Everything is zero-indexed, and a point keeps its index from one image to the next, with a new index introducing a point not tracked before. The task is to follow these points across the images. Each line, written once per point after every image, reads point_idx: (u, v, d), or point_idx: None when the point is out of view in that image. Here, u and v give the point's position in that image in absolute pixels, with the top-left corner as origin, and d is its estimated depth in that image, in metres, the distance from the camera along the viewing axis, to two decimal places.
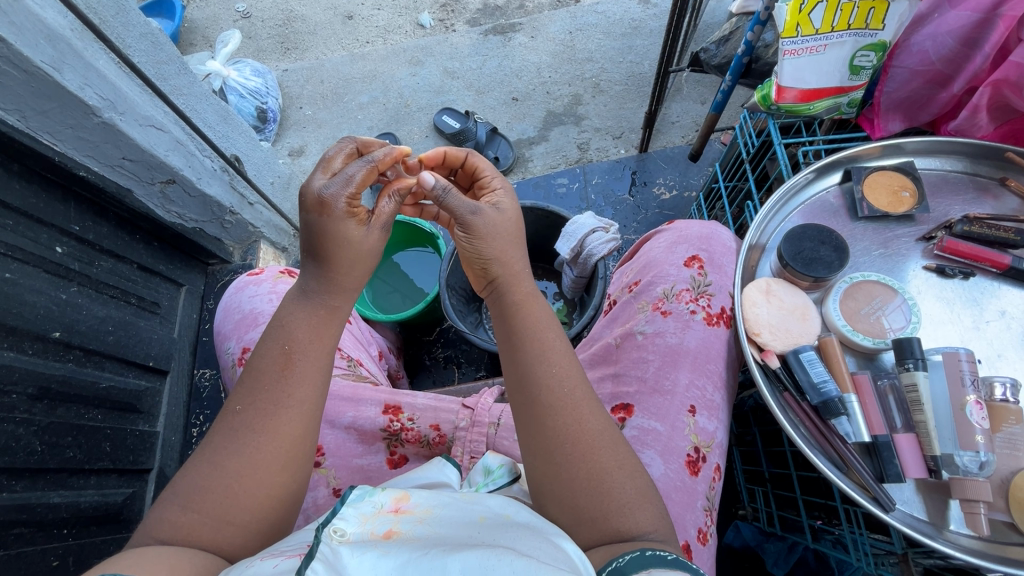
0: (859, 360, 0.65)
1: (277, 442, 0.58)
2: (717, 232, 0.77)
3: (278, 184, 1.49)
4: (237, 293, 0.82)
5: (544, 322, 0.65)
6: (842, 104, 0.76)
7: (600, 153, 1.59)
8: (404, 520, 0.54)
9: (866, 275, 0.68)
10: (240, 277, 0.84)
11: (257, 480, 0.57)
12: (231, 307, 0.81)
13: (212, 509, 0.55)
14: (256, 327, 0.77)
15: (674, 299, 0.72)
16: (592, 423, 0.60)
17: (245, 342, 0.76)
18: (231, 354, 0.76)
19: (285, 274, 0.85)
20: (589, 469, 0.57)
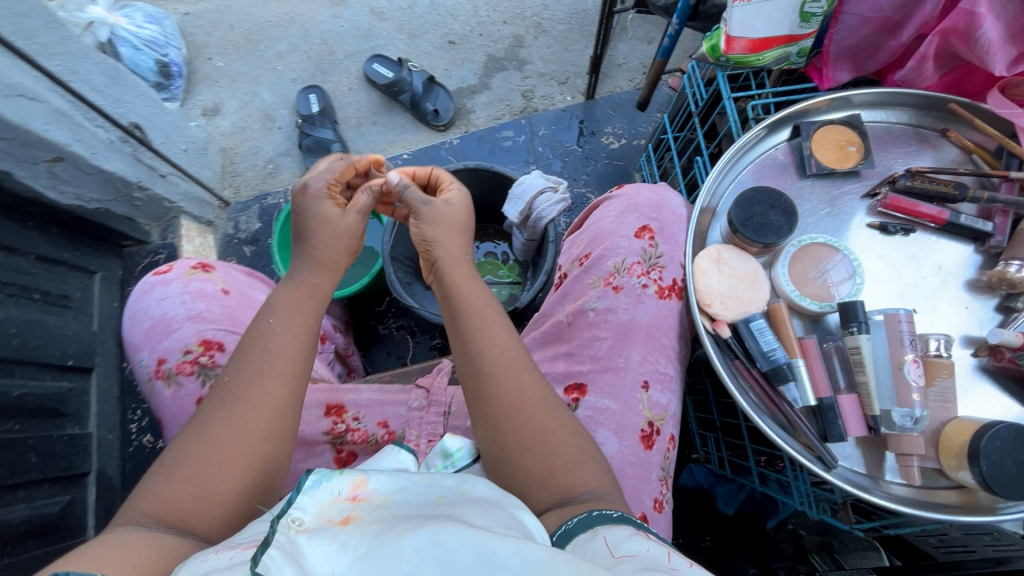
0: (806, 324, 0.66)
1: (259, 407, 0.56)
2: (668, 199, 0.75)
3: (192, 150, 1.34)
4: (144, 296, 0.75)
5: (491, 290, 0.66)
6: (791, 55, 0.73)
7: (545, 101, 1.51)
8: (364, 509, 0.49)
9: (814, 237, 0.68)
10: (144, 278, 0.77)
11: (240, 450, 0.54)
12: (138, 313, 0.74)
13: (195, 478, 0.52)
14: (171, 335, 0.71)
15: (625, 272, 0.70)
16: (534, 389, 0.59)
17: (161, 353, 0.71)
18: (146, 366, 0.71)
19: (199, 270, 0.78)
20: (530, 431, 0.57)
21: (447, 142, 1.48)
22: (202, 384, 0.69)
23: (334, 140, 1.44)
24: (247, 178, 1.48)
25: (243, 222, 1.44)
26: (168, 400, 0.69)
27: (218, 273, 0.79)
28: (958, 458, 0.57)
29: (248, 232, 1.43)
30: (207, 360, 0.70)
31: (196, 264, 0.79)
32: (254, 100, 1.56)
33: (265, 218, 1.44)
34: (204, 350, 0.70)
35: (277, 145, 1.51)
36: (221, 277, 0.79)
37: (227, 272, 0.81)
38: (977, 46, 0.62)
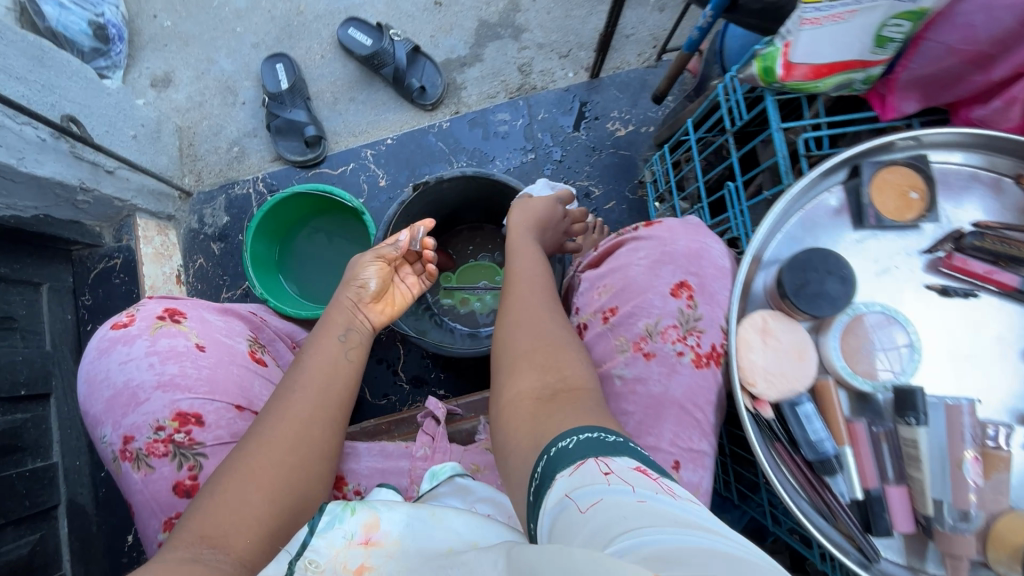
0: (852, 403, 0.60)
1: (300, 423, 0.61)
2: (708, 248, 0.66)
3: (141, 136, 1.18)
4: (101, 357, 0.61)
5: (528, 291, 0.71)
6: (855, 82, 0.62)
7: (545, 78, 1.35)
8: (377, 555, 0.46)
9: (870, 306, 0.61)
10: (99, 332, 0.63)
11: (282, 452, 0.58)
12: (96, 380, 0.60)
13: (240, 482, 0.55)
14: (138, 408, 0.58)
15: (659, 338, 0.62)
16: (562, 355, 0.62)
17: (127, 431, 0.58)
18: (110, 445, 0.59)
19: (166, 321, 0.64)
20: (554, 382, 0.59)
21: (436, 125, 1.32)
22: (179, 467, 0.58)
23: (308, 122, 1.27)
24: (209, 163, 1.32)
25: (208, 215, 1.29)
26: (140, 485, 0.58)
27: (190, 324, 0.65)
28: (1010, 557, 0.52)
29: (215, 227, 1.28)
30: (183, 438, 0.58)
31: (163, 311, 0.65)
32: (212, 70, 1.36)
33: (234, 211, 1.29)
34: (180, 426, 0.58)
35: (241, 124, 1.34)
36: (194, 327, 0.66)
37: (200, 319, 0.67)
38: None
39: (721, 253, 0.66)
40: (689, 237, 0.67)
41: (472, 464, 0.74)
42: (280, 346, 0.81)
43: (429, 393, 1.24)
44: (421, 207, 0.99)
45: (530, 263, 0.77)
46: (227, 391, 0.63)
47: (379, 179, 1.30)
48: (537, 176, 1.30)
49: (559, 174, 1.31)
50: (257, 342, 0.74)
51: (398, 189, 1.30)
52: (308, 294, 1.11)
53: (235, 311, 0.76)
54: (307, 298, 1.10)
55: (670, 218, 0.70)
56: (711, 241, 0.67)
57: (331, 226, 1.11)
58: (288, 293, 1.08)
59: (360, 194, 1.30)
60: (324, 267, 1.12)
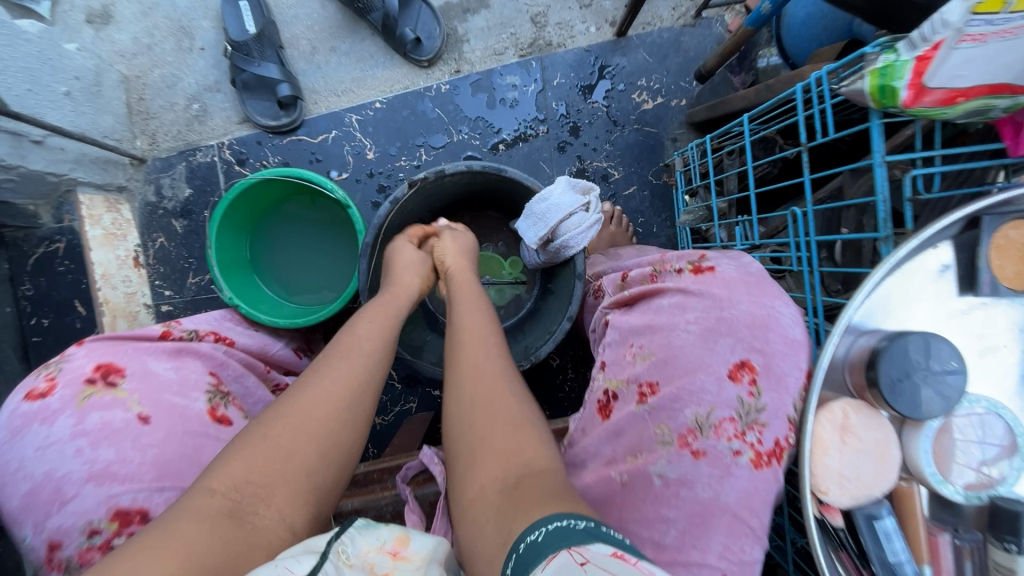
0: (933, 506, 0.50)
1: (331, 397, 0.58)
2: (776, 316, 0.52)
3: (76, 93, 0.97)
4: (13, 440, 0.48)
5: (485, 359, 0.66)
6: (997, 109, 0.48)
7: (562, 32, 1.14)
8: (403, 569, 0.44)
9: (974, 402, 0.50)
10: (14, 403, 0.51)
11: (309, 432, 0.55)
12: (6, 470, 0.48)
13: (266, 454, 0.53)
14: (64, 508, 0.46)
15: (711, 434, 0.49)
16: (521, 435, 0.57)
17: (51, 534, 0.46)
18: (33, 550, 0.47)
19: (98, 385, 0.52)
20: (517, 467, 0.54)
21: (432, 86, 1.13)
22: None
23: (281, 79, 1.07)
24: (164, 123, 1.12)
25: (167, 186, 1.11)
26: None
27: (129, 386, 0.53)
28: None
29: (176, 201, 1.11)
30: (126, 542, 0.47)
31: (93, 370, 0.53)
32: (160, 3, 1.12)
33: (197, 181, 1.11)
34: (121, 527, 0.47)
35: (201, 75, 1.12)
36: (135, 390, 0.53)
37: (143, 375, 0.55)
38: None
39: (792, 321, 0.52)
40: (752, 298, 0.54)
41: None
42: (248, 382, 0.69)
43: (422, 394, 1.15)
44: (416, 201, 0.84)
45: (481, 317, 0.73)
46: (179, 474, 0.51)
47: (366, 151, 1.12)
48: (550, 154, 1.13)
49: (573, 152, 1.14)
50: (220, 389, 0.62)
51: (387, 162, 1.12)
52: (287, 294, 0.98)
53: (190, 351, 0.63)
54: (287, 299, 0.97)
55: (726, 262, 0.58)
56: (779, 301, 0.53)
57: (305, 210, 0.97)
58: (268, 297, 0.95)
59: (344, 166, 1.12)
60: (302, 260, 0.99)
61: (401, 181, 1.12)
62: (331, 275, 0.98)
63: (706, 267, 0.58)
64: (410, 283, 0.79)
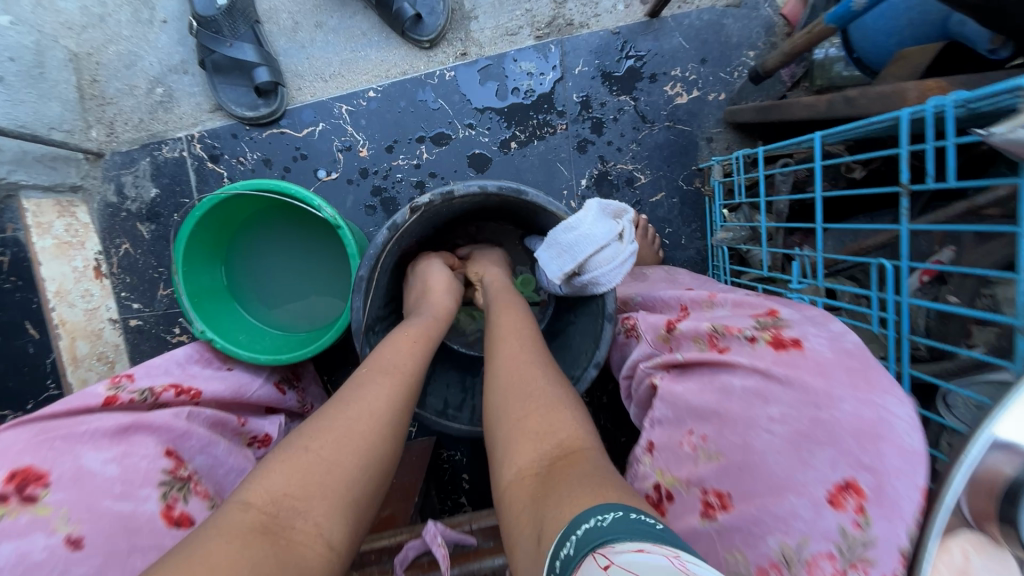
0: None
1: (368, 410, 0.55)
2: (890, 421, 0.40)
3: (11, 77, 0.82)
4: None
5: (519, 349, 0.61)
6: None
7: (585, 10, 0.98)
8: None
9: None
10: None
11: (348, 447, 0.53)
12: None
13: (304, 467, 0.50)
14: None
15: (802, 572, 0.39)
16: (555, 417, 0.52)
17: None
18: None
19: (11, 503, 0.46)
20: (550, 449, 0.49)
21: (435, 72, 0.98)
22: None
23: (258, 62, 0.91)
24: (123, 110, 0.97)
25: (130, 184, 0.97)
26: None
27: (53, 496, 0.47)
28: None
29: (141, 202, 0.97)
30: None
31: (7, 482, 0.46)
32: None
33: (164, 180, 0.97)
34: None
35: (164, 53, 0.96)
36: (63, 501, 0.47)
37: (74, 480, 0.49)
38: None
39: (911, 426, 0.40)
40: (854, 392, 0.42)
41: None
42: (218, 451, 0.62)
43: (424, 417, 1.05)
44: (421, 224, 0.72)
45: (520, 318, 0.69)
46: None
47: (359, 147, 0.98)
48: (568, 153, 1.00)
49: (595, 152, 1.00)
50: (178, 473, 0.55)
51: (383, 160, 0.98)
52: (268, 317, 0.86)
53: (140, 426, 0.57)
54: (269, 323, 0.86)
55: (816, 337, 0.46)
56: (891, 397, 0.41)
57: (287, 223, 0.85)
58: (247, 324, 0.83)
59: (333, 165, 0.98)
60: (283, 276, 0.87)
61: (399, 183, 0.98)
62: (321, 298, 0.87)
63: (790, 342, 0.46)
64: (442, 297, 0.74)
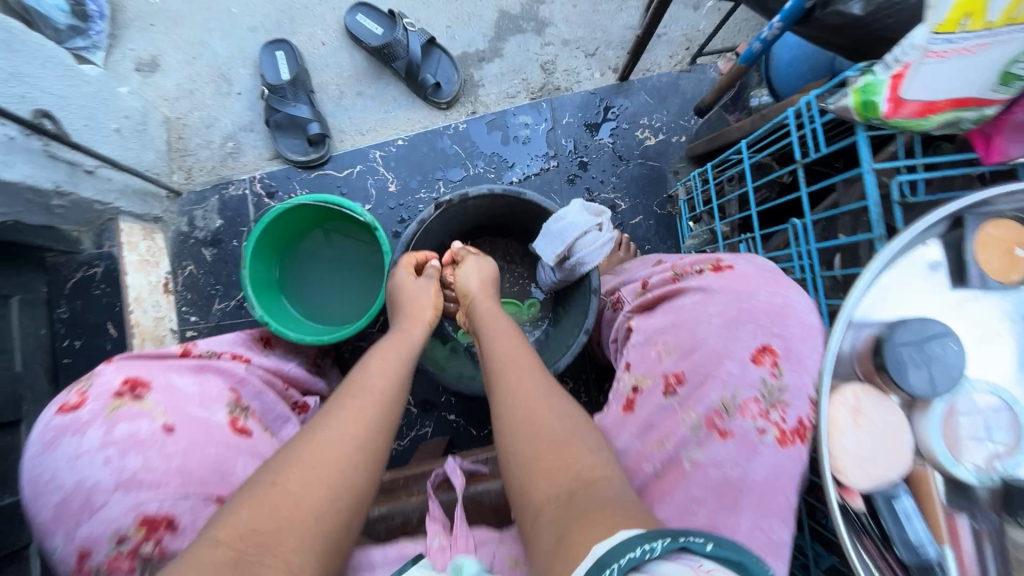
0: (949, 489, 0.52)
1: (344, 443, 0.53)
2: (792, 303, 0.57)
3: (125, 130, 1.05)
4: (45, 452, 0.50)
5: (522, 374, 0.64)
6: (964, 121, 0.55)
7: (569, 77, 1.25)
8: None
9: (974, 387, 0.54)
10: (47, 409, 0.54)
11: (320, 477, 0.50)
12: (41, 480, 0.49)
13: (279, 507, 0.48)
14: (94, 516, 0.48)
15: (736, 414, 0.53)
16: (571, 448, 0.54)
17: (82, 544, 0.48)
18: (63, 560, 0.48)
19: (126, 398, 0.55)
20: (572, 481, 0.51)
21: (451, 126, 1.22)
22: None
23: (312, 118, 1.16)
24: (200, 159, 1.20)
25: (199, 217, 1.18)
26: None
27: (156, 398, 0.56)
28: None
29: (207, 231, 1.17)
30: (154, 547, 0.48)
31: (123, 383, 0.56)
32: (203, 54, 1.23)
33: (228, 213, 1.18)
34: (148, 533, 0.49)
35: (237, 117, 1.22)
36: (161, 402, 0.56)
37: (168, 389, 0.58)
38: None
39: (808, 308, 0.58)
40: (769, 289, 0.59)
41: (508, 558, 0.58)
42: (267, 399, 0.72)
43: (438, 417, 1.16)
44: (440, 224, 0.90)
45: (515, 346, 0.71)
46: (205, 479, 0.53)
47: (388, 183, 1.20)
48: (561, 187, 1.21)
49: (582, 184, 1.21)
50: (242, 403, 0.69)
51: (408, 194, 1.19)
52: (309, 313, 1.03)
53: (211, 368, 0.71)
54: (308, 318, 1.02)
55: (745, 263, 0.63)
56: (792, 290, 0.59)
57: (330, 235, 1.03)
58: (291, 315, 1.00)
59: (366, 198, 1.19)
60: (322, 280, 1.04)
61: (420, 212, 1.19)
62: (354, 297, 1.03)
63: (726, 266, 0.64)
64: (422, 318, 0.78)
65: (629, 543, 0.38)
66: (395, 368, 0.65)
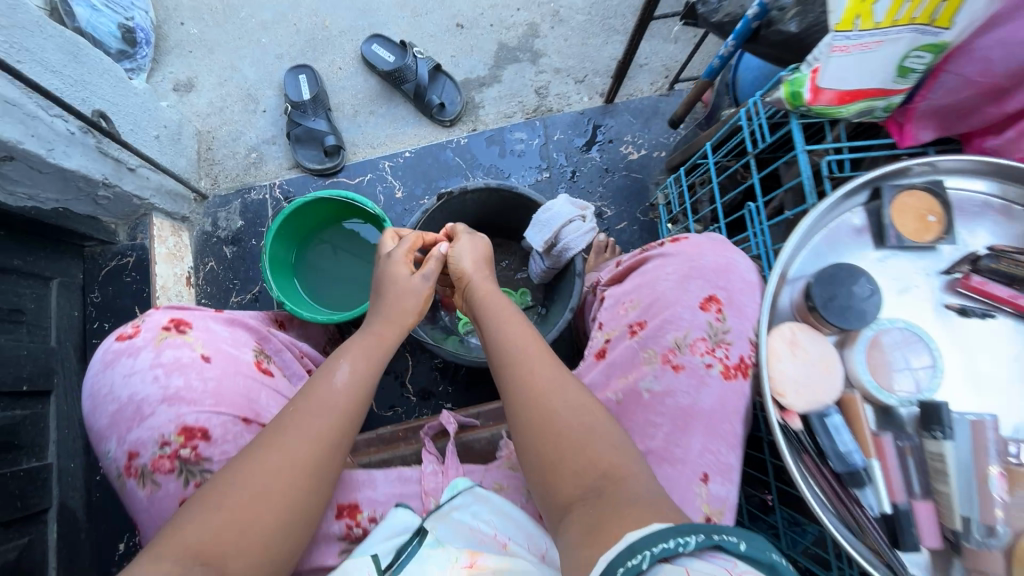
0: (877, 415, 0.61)
1: (297, 465, 0.54)
2: (735, 262, 0.67)
3: (163, 137, 1.19)
4: (106, 369, 0.58)
5: (541, 366, 0.61)
6: (877, 109, 0.66)
7: (560, 100, 1.39)
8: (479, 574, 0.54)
9: (893, 322, 0.63)
10: (106, 344, 0.60)
11: (270, 498, 0.52)
12: (101, 392, 0.57)
13: (229, 528, 0.50)
14: (143, 423, 0.55)
15: (687, 350, 0.62)
16: (595, 443, 0.53)
17: (131, 446, 0.55)
18: (114, 461, 0.55)
19: (172, 331, 0.61)
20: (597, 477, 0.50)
21: (453, 140, 1.35)
22: (185, 484, 0.54)
23: (329, 131, 1.30)
24: (226, 168, 1.33)
25: (223, 219, 1.29)
26: (144, 503, 0.54)
27: (196, 333, 0.62)
28: None
29: (229, 230, 1.29)
30: (189, 453, 0.55)
31: (168, 321, 0.62)
32: (234, 77, 1.38)
33: (249, 215, 1.30)
34: (185, 441, 0.55)
35: (261, 131, 1.35)
36: (200, 337, 0.62)
37: (206, 328, 0.65)
38: None
39: (748, 266, 0.67)
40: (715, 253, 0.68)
41: (494, 483, 0.69)
42: (286, 356, 0.78)
43: (436, 406, 1.23)
44: (441, 216, 1.00)
45: (523, 331, 0.66)
46: (233, 402, 0.59)
47: (396, 191, 1.32)
48: (552, 195, 1.33)
49: (572, 193, 1.33)
50: None
51: (413, 200, 1.31)
52: (317, 296, 1.13)
53: None
54: (315, 301, 1.12)
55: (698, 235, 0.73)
56: (734, 252, 0.68)
57: (342, 228, 1.14)
58: (301, 296, 1.10)
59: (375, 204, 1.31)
60: (332, 269, 1.15)
61: None
62: (360, 285, 1.14)
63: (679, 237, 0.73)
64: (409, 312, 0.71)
65: (664, 536, 0.38)
66: (364, 378, 0.63)
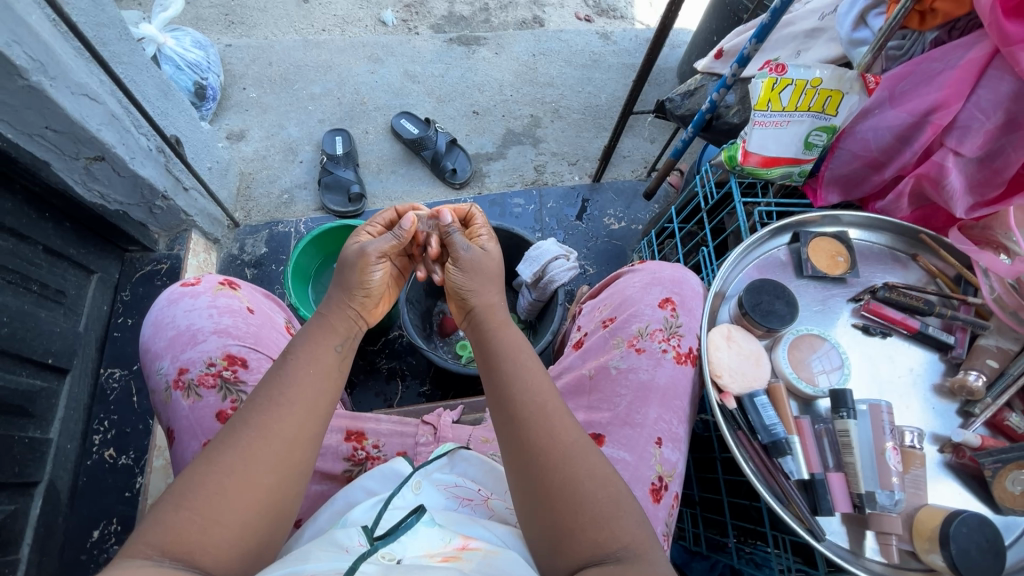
0: (800, 405, 0.74)
1: (267, 451, 0.56)
2: (687, 277, 0.84)
3: (214, 170, 1.38)
4: (170, 305, 0.70)
5: (561, 421, 0.62)
6: (794, 175, 0.85)
7: (555, 177, 1.63)
8: (470, 553, 0.56)
9: (809, 328, 0.78)
10: (172, 287, 0.72)
11: (242, 486, 0.54)
12: (163, 321, 0.69)
13: (201, 509, 0.52)
14: (195, 346, 0.66)
15: (648, 337, 0.77)
16: (617, 511, 0.56)
17: (183, 363, 0.65)
18: (165, 375, 0.66)
19: (227, 285, 0.74)
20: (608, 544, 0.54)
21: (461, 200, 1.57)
22: (223, 398, 0.64)
23: (354, 181, 1.52)
24: (260, 204, 1.52)
25: (249, 245, 1.45)
26: (185, 411, 0.64)
27: (245, 291, 0.75)
28: (930, 541, 0.63)
29: (253, 255, 1.44)
30: (230, 374, 0.65)
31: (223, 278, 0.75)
32: (280, 133, 1.63)
33: (273, 245, 1.46)
34: (228, 364, 0.66)
35: (296, 177, 1.57)
36: (247, 294, 0.75)
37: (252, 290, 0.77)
38: (944, 191, 0.78)
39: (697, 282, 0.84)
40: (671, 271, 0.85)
41: (481, 438, 0.80)
42: None
43: None
44: None
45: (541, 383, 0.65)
46: (267, 345, 0.70)
47: None
48: None
49: None
50: None
51: None
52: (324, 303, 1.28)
53: None
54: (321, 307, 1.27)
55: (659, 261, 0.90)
56: (685, 273, 0.85)
57: None
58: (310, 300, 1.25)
59: None
60: None
61: None
62: None
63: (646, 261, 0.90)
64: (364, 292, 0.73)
65: None
66: (325, 369, 0.64)
